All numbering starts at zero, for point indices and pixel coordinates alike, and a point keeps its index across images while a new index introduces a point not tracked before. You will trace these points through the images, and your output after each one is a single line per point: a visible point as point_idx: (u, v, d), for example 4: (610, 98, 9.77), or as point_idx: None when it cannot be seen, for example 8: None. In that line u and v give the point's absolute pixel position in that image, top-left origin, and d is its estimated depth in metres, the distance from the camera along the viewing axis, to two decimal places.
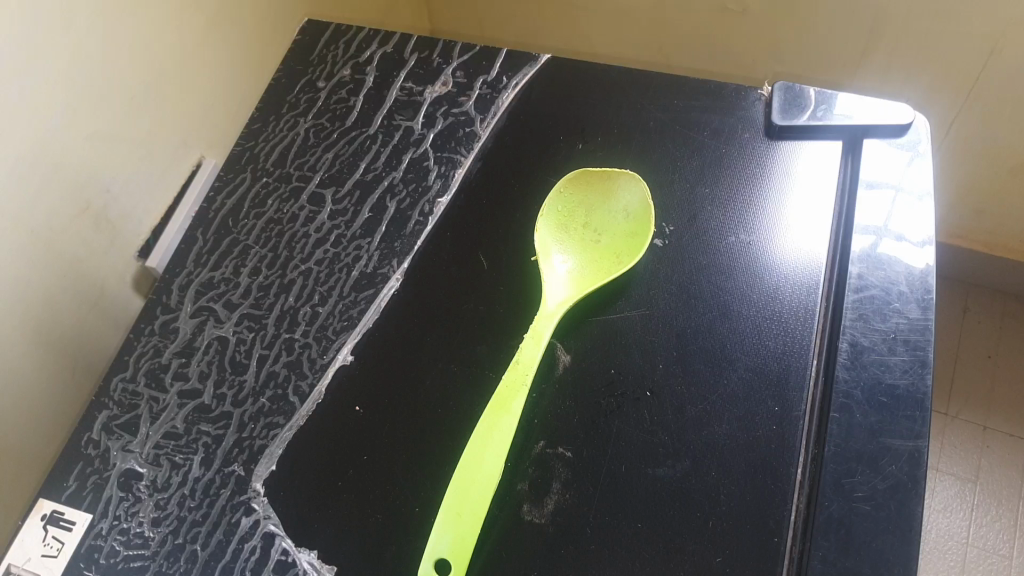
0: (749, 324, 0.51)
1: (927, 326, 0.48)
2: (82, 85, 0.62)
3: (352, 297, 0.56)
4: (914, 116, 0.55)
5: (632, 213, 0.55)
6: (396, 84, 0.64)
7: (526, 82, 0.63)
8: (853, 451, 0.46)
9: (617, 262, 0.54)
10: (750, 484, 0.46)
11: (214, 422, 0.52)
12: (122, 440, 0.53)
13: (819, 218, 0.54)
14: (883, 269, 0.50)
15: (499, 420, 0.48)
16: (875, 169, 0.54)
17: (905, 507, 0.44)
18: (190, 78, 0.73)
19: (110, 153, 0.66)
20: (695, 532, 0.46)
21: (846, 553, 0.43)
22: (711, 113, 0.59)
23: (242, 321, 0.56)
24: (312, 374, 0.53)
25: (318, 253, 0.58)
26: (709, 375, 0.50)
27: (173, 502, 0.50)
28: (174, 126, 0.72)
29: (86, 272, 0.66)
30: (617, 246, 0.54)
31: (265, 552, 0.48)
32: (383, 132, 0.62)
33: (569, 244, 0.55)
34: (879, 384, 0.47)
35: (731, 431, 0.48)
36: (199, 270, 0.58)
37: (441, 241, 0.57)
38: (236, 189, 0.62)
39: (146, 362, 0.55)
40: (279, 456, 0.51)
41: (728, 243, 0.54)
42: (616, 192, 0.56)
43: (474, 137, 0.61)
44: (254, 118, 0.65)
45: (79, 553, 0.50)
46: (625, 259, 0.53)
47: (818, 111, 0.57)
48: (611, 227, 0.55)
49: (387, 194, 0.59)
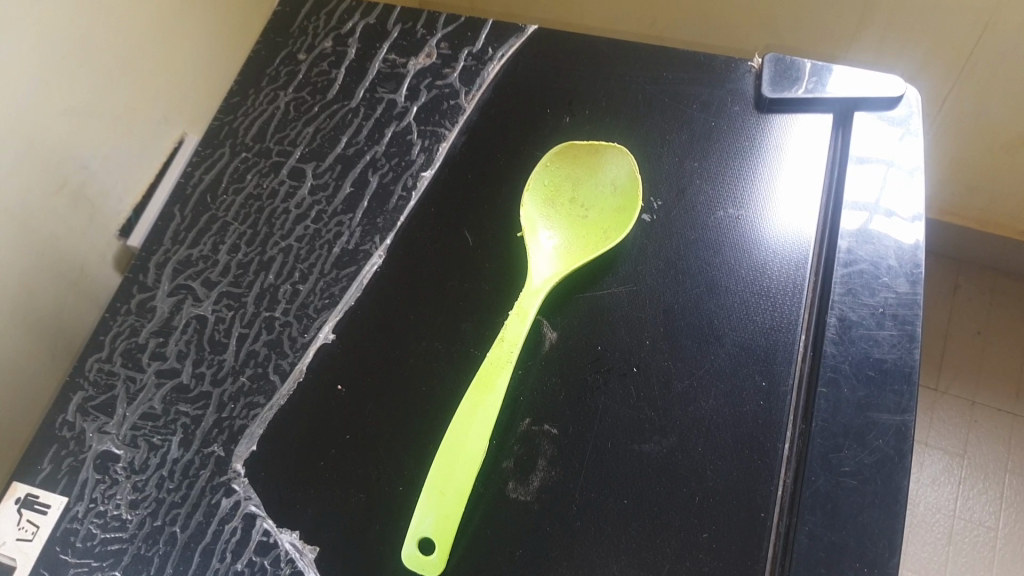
0: (738, 299, 0.50)
1: (915, 300, 0.48)
2: (55, 57, 0.60)
3: (334, 275, 0.54)
4: (905, 88, 0.55)
5: (620, 188, 0.54)
6: (379, 57, 0.63)
7: (512, 53, 0.62)
8: (840, 426, 0.45)
9: (604, 239, 0.53)
10: (736, 459, 0.46)
11: (193, 402, 0.51)
12: (98, 421, 0.51)
13: (807, 193, 0.53)
14: (872, 243, 0.50)
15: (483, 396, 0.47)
16: (864, 143, 0.53)
17: (892, 481, 0.43)
18: (167, 51, 0.71)
19: (86, 128, 0.64)
20: (682, 508, 0.45)
21: (833, 527, 0.43)
22: (699, 85, 0.58)
23: (221, 300, 0.54)
24: (293, 353, 0.52)
25: (299, 229, 0.56)
26: (696, 351, 0.49)
27: (151, 484, 0.49)
28: (152, 101, 0.71)
29: (64, 251, 0.65)
30: (604, 223, 0.54)
31: (246, 533, 0.47)
32: (365, 105, 0.61)
33: (556, 222, 0.54)
34: (867, 359, 0.47)
35: (718, 406, 0.47)
36: (176, 246, 0.57)
37: (424, 216, 0.56)
38: (215, 163, 0.60)
39: (122, 342, 0.54)
40: (260, 436, 0.50)
41: (716, 217, 0.53)
42: (605, 167, 0.55)
43: (458, 110, 0.60)
44: (233, 92, 0.63)
45: (55, 536, 0.48)
46: (612, 236, 0.53)
47: (809, 85, 0.56)
48: (599, 204, 0.54)
49: (369, 168, 0.58)
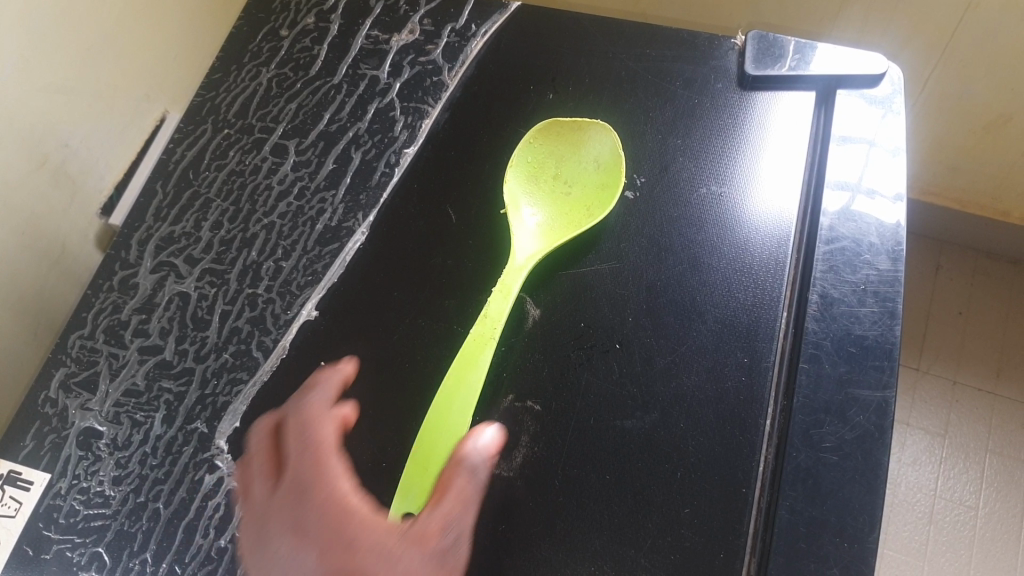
0: (720, 277, 0.50)
1: (896, 277, 0.48)
2: (36, 34, 0.59)
3: (317, 252, 0.54)
4: (887, 66, 0.55)
5: (603, 165, 0.54)
6: (361, 33, 0.62)
7: (496, 29, 0.61)
8: (821, 402, 0.45)
9: (586, 216, 0.53)
10: (718, 435, 0.46)
11: (176, 379, 0.51)
12: (81, 398, 0.51)
13: (790, 171, 0.53)
14: (854, 221, 0.50)
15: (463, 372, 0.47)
16: (847, 120, 0.54)
17: (872, 457, 0.44)
18: (148, 28, 0.70)
19: (67, 106, 0.63)
20: (662, 484, 0.45)
21: (812, 503, 0.43)
22: (683, 63, 0.58)
23: (204, 277, 0.54)
24: (276, 330, 0.52)
25: (282, 206, 0.56)
26: (678, 327, 0.49)
27: (134, 461, 0.49)
28: (133, 79, 0.70)
29: (46, 229, 0.64)
30: (586, 200, 0.53)
31: (229, 509, 0.47)
32: (348, 82, 0.60)
33: (539, 199, 0.54)
34: (848, 335, 0.47)
35: (700, 382, 0.48)
36: (159, 224, 0.56)
37: (408, 193, 0.56)
38: (197, 140, 0.59)
39: (105, 319, 0.54)
40: (243, 413, 0.50)
41: (699, 195, 0.53)
42: (587, 143, 0.55)
43: (442, 87, 0.59)
44: (215, 68, 0.62)
45: (38, 512, 0.48)
46: (595, 213, 0.52)
47: (792, 62, 0.56)
48: (581, 180, 0.54)
49: (352, 145, 0.58)
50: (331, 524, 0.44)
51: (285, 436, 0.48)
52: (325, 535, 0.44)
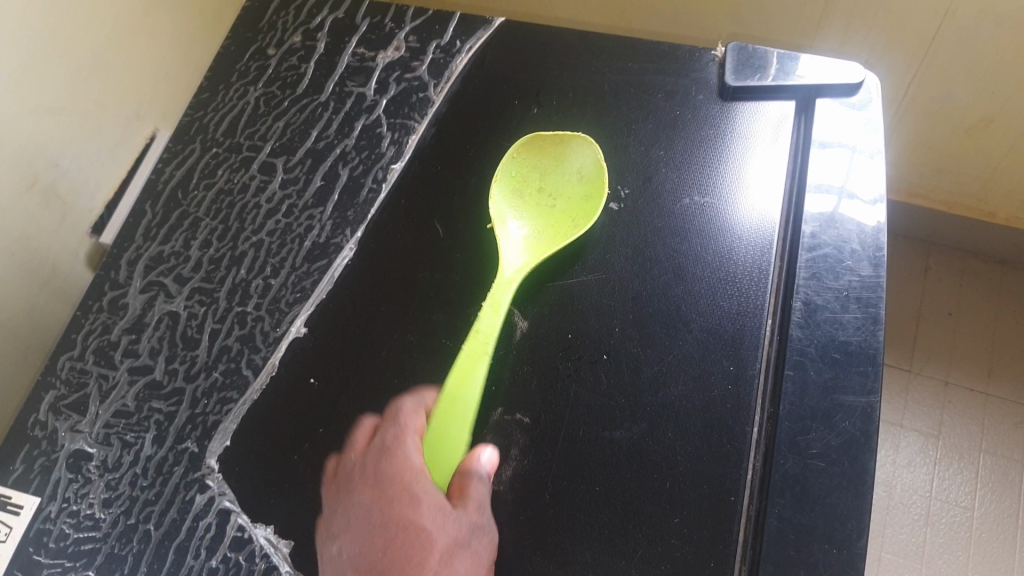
0: (704, 286, 0.51)
1: (878, 283, 0.49)
2: (24, 57, 0.60)
3: (305, 269, 0.55)
4: (866, 74, 0.55)
5: (586, 178, 0.54)
6: (347, 50, 0.62)
7: (481, 45, 0.62)
8: (807, 409, 0.46)
9: (571, 229, 0.53)
10: (706, 443, 0.47)
11: (166, 399, 0.51)
12: (70, 420, 0.51)
13: (773, 180, 0.54)
14: (836, 228, 0.51)
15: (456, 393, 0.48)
16: (827, 129, 0.54)
17: (858, 462, 0.44)
18: (136, 49, 0.71)
19: (55, 128, 0.64)
20: (651, 493, 0.46)
21: (801, 509, 0.44)
22: (666, 75, 0.59)
23: (193, 296, 0.54)
24: (265, 348, 0.52)
25: (270, 224, 0.56)
26: (665, 336, 0.50)
27: (125, 482, 0.49)
28: (122, 100, 0.70)
29: (37, 250, 0.65)
30: (570, 213, 0.54)
31: (221, 529, 0.48)
32: (335, 99, 0.60)
33: (525, 214, 0.54)
34: (832, 341, 0.48)
35: (687, 391, 0.48)
36: (148, 244, 0.57)
37: (395, 209, 0.56)
38: (186, 160, 0.60)
39: (94, 340, 0.54)
40: (233, 431, 0.50)
41: (683, 205, 0.54)
42: (570, 156, 0.55)
43: (428, 103, 0.60)
44: (202, 88, 0.62)
45: (28, 537, 0.48)
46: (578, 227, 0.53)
47: (773, 72, 0.56)
48: (565, 193, 0.54)
49: (339, 162, 0.58)
50: (401, 479, 0.46)
51: (347, 397, 0.50)
52: (393, 488, 0.46)
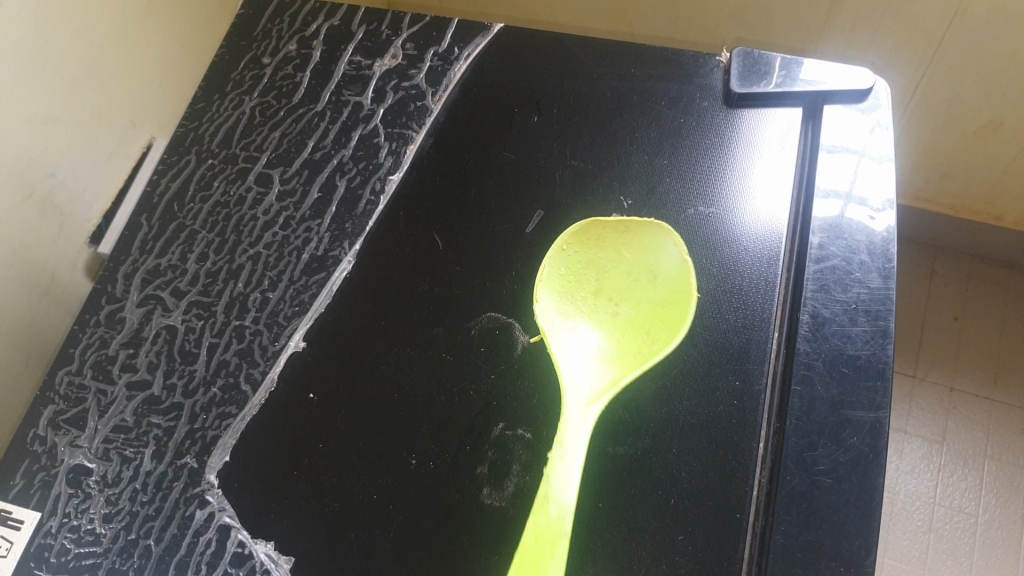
0: (710, 299, 0.50)
1: (887, 296, 0.48)
2: (18, 66, 0.59)
3: (303, 282, 0.54)
4: (874, 80, 0.54)
5: (673, 270, 0.51)
6: (344, 58, 0.61)
7: (479, 52, 0.61)
8: (814, 425, 0.45)
9: (660, 335, 0.50)
10: (711, 459, 0.46)
11: (165, 414, 0.51)
12: (70, 435, 0.51)
13: (779, 188, 0.53)
14: (843, 238, 0.50)
15: (561, 534, 0.44)
16: (835, 137, 0.53)
17: (866, 478, 0.44)
18: (130, 56, 0.70)
19: (51, 136, 0.63)
20: (655, 511, 0.45)
21: (807, 526, 0.43)
22: (669, 82, 0.58)
23: (191, 309, 0.54)
24: (264, 362, 0.51)
25: (267, 236, 0.55)
26: (668, 350, 0.49)
27: (125, 497, 0.49)
28: (118, 107, 0.70)
29: (35, 260, 0.64)
30: (656, 315, 0.50)
31: (221, 545, 0.47)
32: (331, 109, 0.60)
33: (598, 316, 0.51)
34: (840, 356, 0.47)
35: (692, 407, 0.47)
36: (145, 256, 0.56)
37: (394, 220, 0.55)
38: (181, 171, 0.59)
39: (92, 354, 0.53)
40: (232, 447, 0.49)
41: (687, 216, 0.53)
42: (637, 245, 0.52)
43: (425, 112, 0.59)
44: (197, 97, 0.61)
45: (29, 552, 0.48)
46: (669, 331, 0.49)
47: (779, 78, 0.55)
48: (644, 289, 0.51)
49: (337, 173, 0.57)
50: None
51: (346, 412, 0.50)
52: None
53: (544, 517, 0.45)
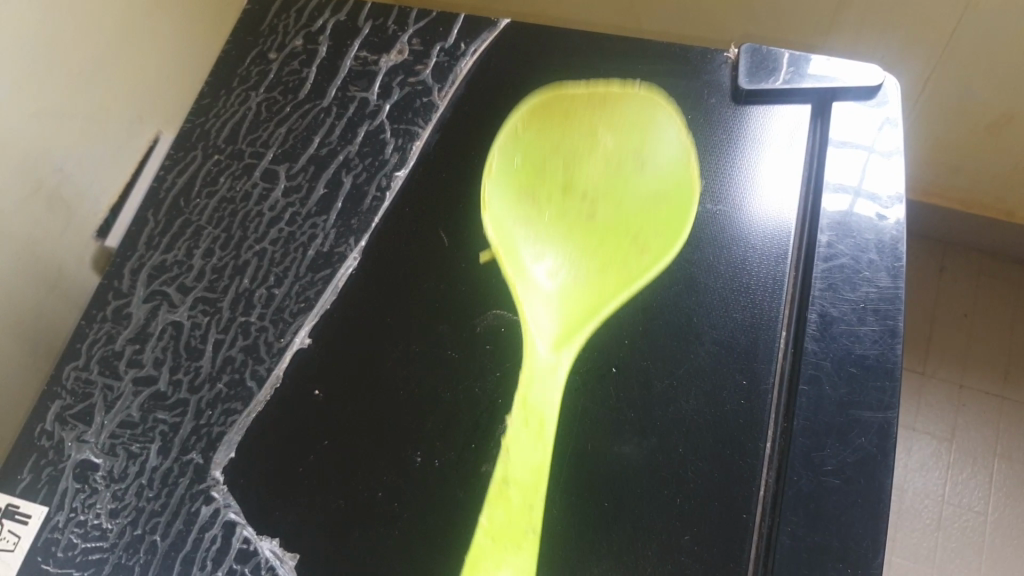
0: (717, 297, 0.50)
1: (896, 295, 0.48)
2: (25, 60, 0.59)
3: (309, 278, 0.54)
4: (883, 77, 0.54)
5: (665, 162, 0.54)
6: (350, 54, 0.61)
7: (485, 48, 0.60)
8: (822, 425, 0.45)
9: (653, 233, 0.52)
10: (717, 459, 0.46)
11: (170, 410, 0.51)
12: (77, 430, 0.51)
13: (788, 186, 0.53)
14: (853, 237, 0.50)
15: (524, 536, 0.45)
16: (844, 134, 0.53)
17: (874, 479, 0.44)
18: (137, 51, 0.70)
19: (59, 131, 0.63)
20: (660, 511, 0.45)
21: (814, 527, 0.43)
22: (677, 77, 0.56)
23: (197, 305, 0.54)
24: (269, 358, 0.51)
25: (273, 232, 0.55)
26: (675, 348, 0.49)
27: (131, 493, 0.49)
28: (125, 101, 0.70)
29: (42, 254, 0.64)
30: (648, 211, 0.53)
31: (226, 541, 0.47)
32: (337, 104, 0.59)
33: (574, 205, 0.54)
34: (849, 355, 0.47)
35: (699, 406, 0.47)
36: (151, 252, 0.56)
37: (400, 217, 0.55)
38: (187, 167, 0.59)
39: (99, 350, 0.53)
40: (238, 444, 0.49)
41: (695, 214, 0.52)
42: (615, 129, 0.55)
43: (431, 108, 0.58)
44: (204, 93, 0.61)
45: (36, 546, 0.48)
46: (658, 227, 0.52)
47: (788, 75, 0.55)
48: (627, 171, 0.54)
49: (343, 169, 0.57)
50: None
51: (351, 410, 0.50)
52: None
53: (501, 515, 0.45)
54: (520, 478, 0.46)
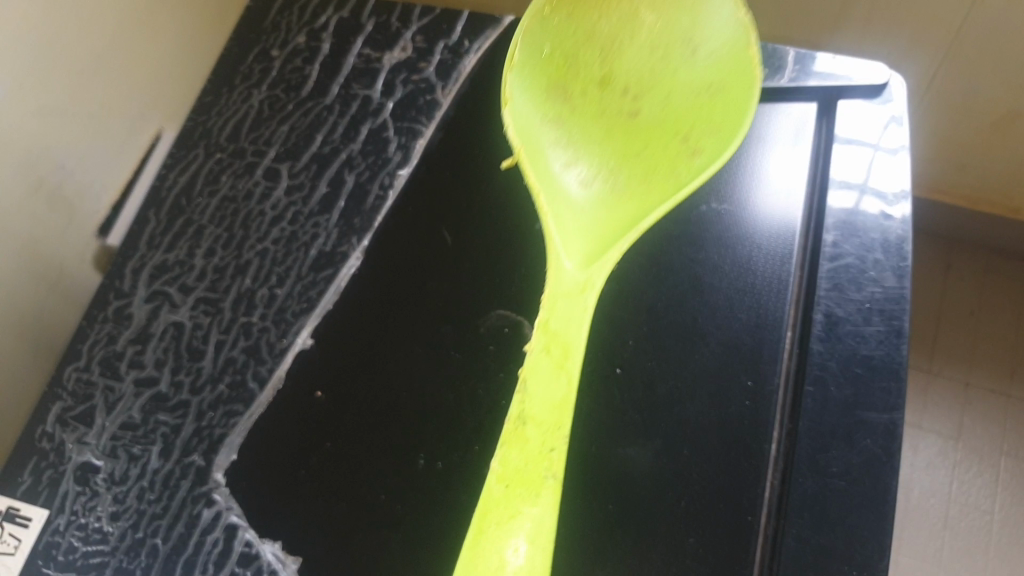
0: (723, 297, 0.49)
1: (902, 295, 0.47)
2: (25, 58, 0.58)
3: (311, 278, 0.53)
4: (890, 75, 0.53)
5: (720, 41, 0.48)
6: (353, 51, 0.61)
7: (489, 45, 0.60)
8: (828, 426, 0.44)
9: (703, 129, 0.48)
10: (722, 461, 0.45)
11: (172, 411, 0.50)
12: (78, 432, 0.50)
13: (792, 186, 0.52)
14: (859, 236, 0.49)
15: (544, 483, 0.39)
16: (850, 132, 0.52)
17: (881, 481, 0.43)
18: (138, 48, 0.69)
19: (59, 129, 0.63)
20: (665, 513, 0.44)
21: (820, 530, 0.42)
22: None
23: (198, 305, 0.53)
24: (271, 359, 0.51)
25: (274, 232, 0.55)
26: (680, 349, 0.48)
27: (132, 495, 0.48)
28: (126, 100, 0.69)
29: (43, 254, 0.64)
30: (696, 108, 0.49)
31: (228, 544, 0.47)
32: (339, 102, 0.59)
33: (609, 107, 0.50)
34: (854, 356, 0.46)
35: (704, 408, 0.47)
36: (152, 252, 0.56)
37: (403, 216, 0.55)
38: (189, 166, 0.58)
39: (100, 351, 0.53)
40: (239, 446, 0.49)
41: (700, 213, 0.52)
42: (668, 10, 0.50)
43: (434, 106, 0.58)
44: (205, 91, 0.61)
45: (37, 549, 0.48)
46: (711, 127, 0.48)
47: (793, 73, 0.54)
48: (675, 65, 0.50)
49: (345, 167, 0.57)
50: None
51: (353, 412, 0.50)
52: None
53: (518, 455, 0.39)
54: (538, 415, 0.40)
